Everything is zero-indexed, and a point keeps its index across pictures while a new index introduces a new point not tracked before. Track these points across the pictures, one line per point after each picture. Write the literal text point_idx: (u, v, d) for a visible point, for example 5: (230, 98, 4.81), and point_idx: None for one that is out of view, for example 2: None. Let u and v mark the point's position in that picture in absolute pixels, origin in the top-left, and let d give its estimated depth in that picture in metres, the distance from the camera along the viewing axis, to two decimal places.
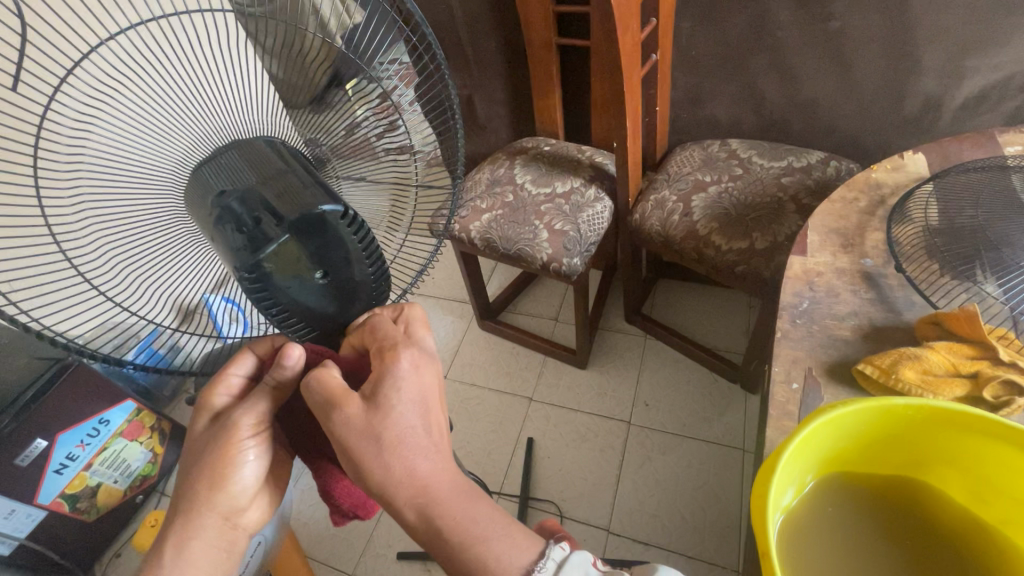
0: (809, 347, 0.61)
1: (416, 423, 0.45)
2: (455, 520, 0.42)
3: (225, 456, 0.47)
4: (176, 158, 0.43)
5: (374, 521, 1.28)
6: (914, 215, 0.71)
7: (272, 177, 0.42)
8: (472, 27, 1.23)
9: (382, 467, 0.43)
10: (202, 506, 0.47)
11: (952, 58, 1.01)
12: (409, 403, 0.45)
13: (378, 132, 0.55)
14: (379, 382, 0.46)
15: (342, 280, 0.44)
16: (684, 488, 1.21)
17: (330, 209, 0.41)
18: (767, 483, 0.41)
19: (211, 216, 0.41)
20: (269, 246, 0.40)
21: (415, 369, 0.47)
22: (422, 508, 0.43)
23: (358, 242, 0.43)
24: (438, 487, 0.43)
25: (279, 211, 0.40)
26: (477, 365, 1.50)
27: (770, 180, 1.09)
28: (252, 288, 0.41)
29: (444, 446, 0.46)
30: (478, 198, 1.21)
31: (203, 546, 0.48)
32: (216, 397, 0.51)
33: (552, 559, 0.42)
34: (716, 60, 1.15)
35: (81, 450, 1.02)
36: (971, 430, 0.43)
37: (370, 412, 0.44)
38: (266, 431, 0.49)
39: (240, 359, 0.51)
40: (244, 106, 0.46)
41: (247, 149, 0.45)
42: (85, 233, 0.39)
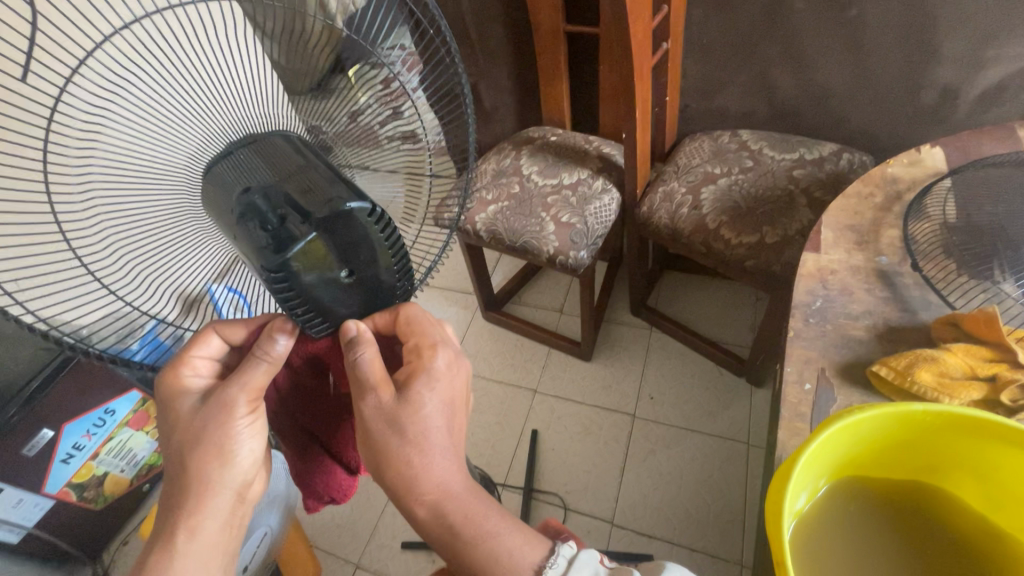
0: (822, 347, 0.61)
1: (440, 423, 0.47)
2: (467, 516, 0.44)
3: (225, 433, 0.47)
4: (187, 153, 0.42)
5: (379, 512, 1.29)
6: (931, 212, 0.70)
7: (292, 173, 0.42)
8: (479, 14, 1.21)
9: (403, 459, 0.46)
10: (214, 482, 0.46)
11: (971, 48, 0.99)
12: (436, 403, 0.48)
13: (383, 119, 0.54)
14: (414, 377, 0.48)
15: (367, 279, 0.43)
16: (688, 482, 1.21)
17: (358, 205, 0.39)
18: (781, 491, 0.41)
19: (234, 214, 0.40)
20: (295, 247, 0.38)
21: (450, 369, 0.50)
22: (436, 504, 0.45)
23: (384, 239, 0.41)
24: (452, 484, 0.46)
25: (305, 208, 0.39)
26: (481, 357, 1.50)
27: (781, 172, 1.07)
28: (278, 288, 0.39)
29: (457, 447, 0.48)
30: (483, 190, 1.20)
31: (217, 523, 0.46)
32: (183, 380, 0.50)
33: (563, 556, 0.43)
34: (728, 48, 1.12)
35: (87, 440, 1.06)
36: (989, 436, 0.43)
37: (401, 402, 0.47)
38: (261, 405, 0.49)
39: (202, 340, 0.49)
40: (256, 100, 0.45)
41: (262, 145, 0.44)
42: (96, 229, 0.38)
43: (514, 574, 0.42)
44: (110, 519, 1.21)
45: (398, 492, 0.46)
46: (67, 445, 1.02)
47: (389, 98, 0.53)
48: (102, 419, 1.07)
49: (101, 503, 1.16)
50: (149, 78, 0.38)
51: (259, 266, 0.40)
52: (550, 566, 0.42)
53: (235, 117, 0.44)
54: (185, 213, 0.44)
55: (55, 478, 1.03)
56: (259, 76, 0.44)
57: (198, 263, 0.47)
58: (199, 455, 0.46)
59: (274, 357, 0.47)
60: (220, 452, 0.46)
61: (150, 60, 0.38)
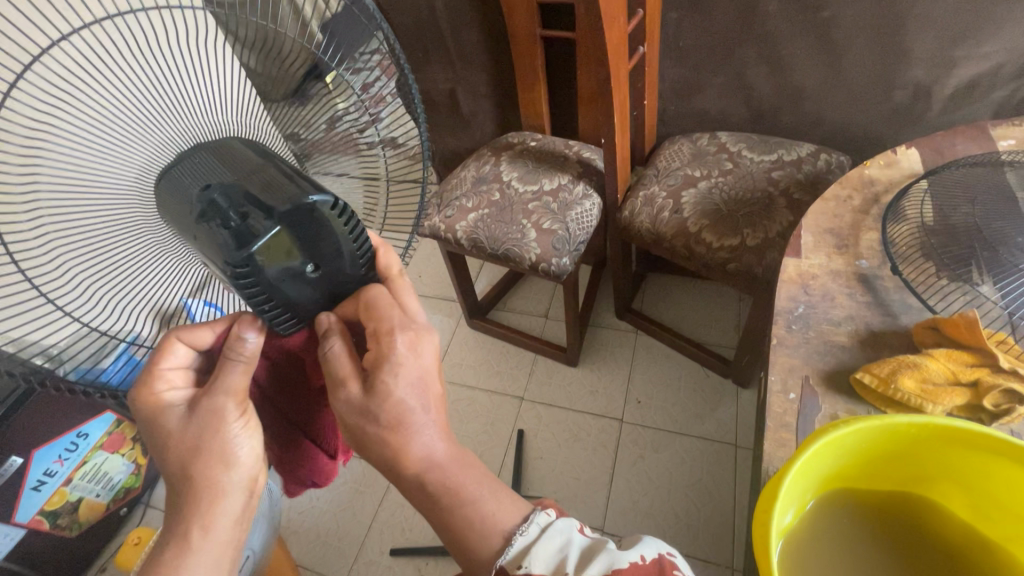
0: (805, 354, 0.60)
1: (416, 405, 0.45)
2: (450, 486, 0.45)
3: (217, 438, 0.45)
4: (139, 162, 0.39)
5: (367, 527, 1.26)
6: (908, 213, 0.70)
7: (253, 170, 0.39)
8: (453, 19, 1.19)
9: (381, 441, 0.44)
10: (222, 485, 0.45)
11: (942, 48, 1.00)
12: (409, 387, 0.45)
13: (361, 127, 0.52)
14: (378, 366, 0.45)
15: (332, 273, 0.42)
16: (678, 486, 1.21)
17: (319, 199, 0.38)
18: (768, 512, 0.40)
19: (195, 211, 0.37)
20: (258, 242, 0.36)
21: (412, 352, 0.46)
22: (421, 474, 0.45)
23: (348, 233, 0.41)
24: (436, 457, 0.45)
25: (266, 203, 0.37)
26: (467, 365, 1.48)
27: (761, 174, 1.07)
28: (242, 286, 0.37)
29: (440, 420, 0.47)
30: (463, 197, 1.18)
31: (228, 524, 0.46)
32: (159, 397, 0.46)
33: (537, 524, 0.45)
34: (704, 51, 1.12)
35: (59, 466, 1.02)
36: (977, 448, 0.42)
37: (368, 395, 0.44)
38: (251, 407, 0.47)
39: (168, 352, 0.45)
40: (212, 106, 0.42)
41: (220, 149, 0.41)
42: (46, 250, 0.35)
43: (486, 537, 0.45)
44: (90, 546, 1.16)
45: (383, 465, 0.46)
46: (38, 471, 0.99)
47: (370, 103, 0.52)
48: (75, 443, 1.04)
49: (76, 530, 1.11)
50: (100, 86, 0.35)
51: (220, 265, 0.37)
52: (522, 533, 0.44)
53: (188, 127, 0.41)
54: (143, 230, 0.41)
55: (27, 506, 0.99)
56: (213, 79, 0.41)
57: (169, 283, 0.44)
58: (200, 463, 0.45)
59: (248, 357, 0.44)
60: (219, 457, 0.45)
61: (100, 68, 0.35)
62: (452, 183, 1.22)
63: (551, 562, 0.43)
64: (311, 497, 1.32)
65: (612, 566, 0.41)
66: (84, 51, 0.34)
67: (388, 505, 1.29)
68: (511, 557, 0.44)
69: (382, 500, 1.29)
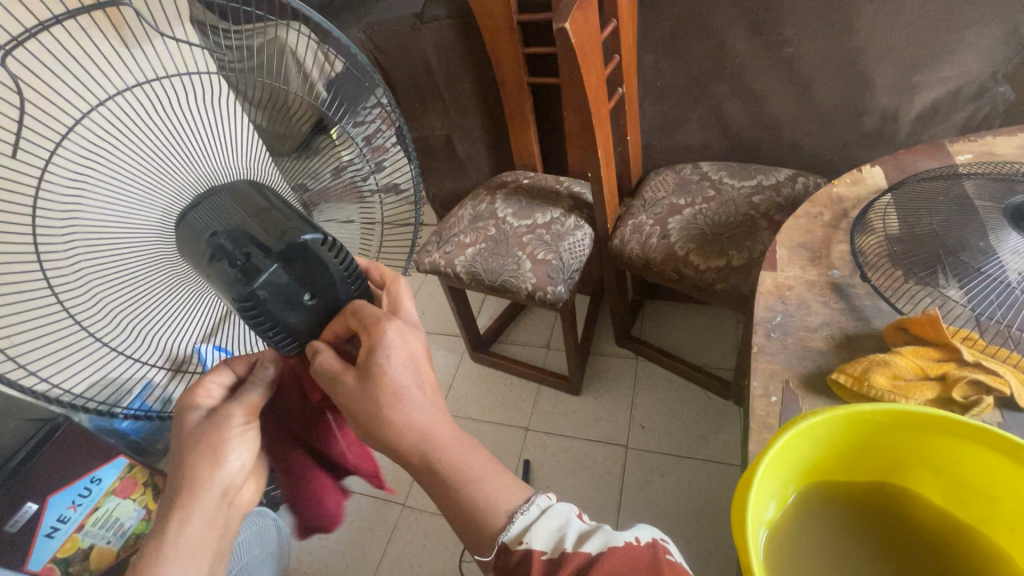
0: (785, 359, 0.63)
1: (411, 383, 0.50)
2: (452, 461, 0.49)
3: (217, 445, 0.49)
4: (160, 208, 0.43)
5: (375, 566, 1.25)
6: (875, 225, 0.74)
7: (258, 213, 0.44)
8: (447, 72, 1.28)
9: (385, 422, 0.48)
10: (203, 484, 0.48)
11: (902, 75, 1.08)
12: (402, 366, 0.50)
13: (366, 174, 0.58)
14: (372, 351, 0.49)
15: (327, 299, 0.47)
16: (686, 509, 1.20)
17: (311, 236, 0.43)
18: (744, 498, 0.42)
19: (203, 255, 0.42)
20: (260, 277, 0.42)
21: (400, 337, 0.50)
22: (424, 455, 0.49)
23: (340, 266, 0.46)
24: (436, 436, 0.49)
25: (265, 244, 0.42)
26: (472, 398, 1.50)
27: (742, 199, 1.13)
28: (249, 316, 0.43)
29: (434, 400, 0.52)
30: (461, 234, 1.24)
31: (201, 525, 0.48)
32: (196, 399, 0.51)
33: (538, 506, 0.48)
34: (681, 89, 1.20)
35: (72, 511, 1.01)
36: (943, 432, 0.45)
37: (364, 381, 0.48)
38: (255, 421, 0.51)
39: (217, 370, 0.52)
40: (226, 151, 0.47)
41: (231, 190, 0.45)
42: (77, 282, 0.39)
43: (491, 514, 0.47)
44: None
45: (389, 447, 0.50)
46: (52, 516, 0.97)
47: (372, 152, 0.58)
48: (88, 488, 1.05)
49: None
50: (127, 141, 0.40)
51: (229, 299, 0.43)
52: (523, 512, 0.47)
53: (203, 171, 0.45)
54: (161, 262, 0.45)
55: (40, 553, 0.94)
56: (225, 127, 0.46)
57: (187, 316, 0.49)
58: (195, 458, 0.49)
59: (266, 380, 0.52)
60: (210, 454, 0.48)
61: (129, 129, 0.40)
62: (450, 221, 1.28)
63: (550, 540, 0.45)
64: (320, 537, 1.32)
65: (608, 544, 0.43)
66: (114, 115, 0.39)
67: (397, 541, 1.28)
68: (512, 533, 0.45)
69: (391, 538, 1.29)
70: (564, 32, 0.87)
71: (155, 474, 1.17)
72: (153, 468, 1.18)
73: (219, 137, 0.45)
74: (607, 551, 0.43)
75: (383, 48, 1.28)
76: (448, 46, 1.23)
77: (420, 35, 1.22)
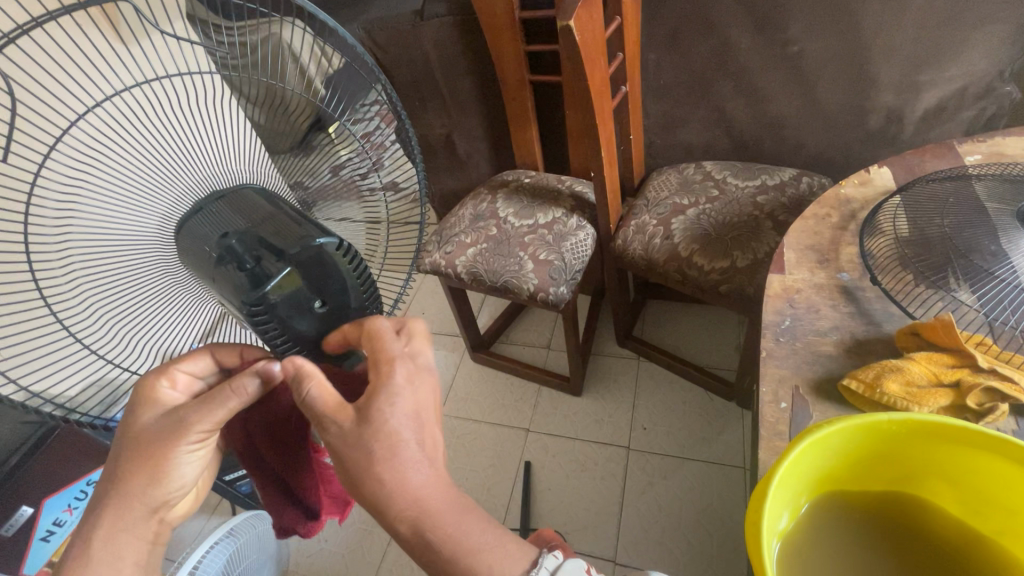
0: (794, 364, 0.62)
1: (408, 438, 0.45)
2: (446, 534, 0.43)
3: (165, 457, 0.46)
4: (159, 214, 0.42)
5: (376, 568, 1.25)
6: (884, 227, 0.73)
7: (263, 218, 0.43)
8: (448, 70, 1.27)
9: (374, 478, 0.44)
10: (137, 494, 0.46)
11: (908, 74, 1.06)
12: (400, 418, 0.45)
13: (363, 172, 0.56)
14: (373, 395, 0.45)
15: (338, 308, 0.44)
16: (688, 512, 1.20)
17: (325, 240, 0.42)
18: (760, 508, 0.41)
19: (210, 257, 0.41)
20: (269, 283, 0.40)
21: (409, 382, 0.47)
22: (416, 520, 0.44)
23: (354, 272, 0.43)
24: (429, 501, 0.44)
25: (276, 247, 0.41)
26: (473, 399, 1.49)
27: (746, 199, 1.12)
28: (258, 320, 0.41)
29: (432, 457, 0.47)
30: (462, 233, 1.23)
31: (133, 538, 0.47)
32: (157, 392, 0.45)
33: (546, 568, 0.43)
34: (684, 88, 1.19)
35: (68, 515, 0.98)
36: (960, 443, 0.44)
37: (360, 423, 0.45)
38: (212, 435, 0.47)
39: (191, 356, 0.46)
40: (226, 156, 0.45)
41: (235, 198, 0.45)
42: (72, 288, 0.38)
43: None
44: None
45: (374, 508, 0.45)
46: (46, 521, 0.94)
47: (371, 150, 0.56)
48: (83, 493, 0.99)
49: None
50: (124, 143, 0.39)
51: (238, 303, 0.41)
52: None
53: (204, 175, 0.44)
54: (160, 267, 0.44)
55: (35, 559, 0.92)
56: (226, 131, 0.45)
57: (188, 319, 0.48)
58: (136, 466, 0.46)
59: (247, 393, 0.45)
60: (157, 468, 0.46)
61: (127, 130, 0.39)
62: (451, 221, 1.27)
63: None
64: (321, 539, 1.31)
65: None
66: (111, 117, 0.38)
67: (398, 544, 1.28)
68: None
69: (392, 540, 1.28)
70: (568, 29, 0.85)
71: None
72: None
73: (220, 140, 0.45)
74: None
75: (383, 45, 1.26)
76: (448, 43, 1.22)
77: (420, 33, 1.21)
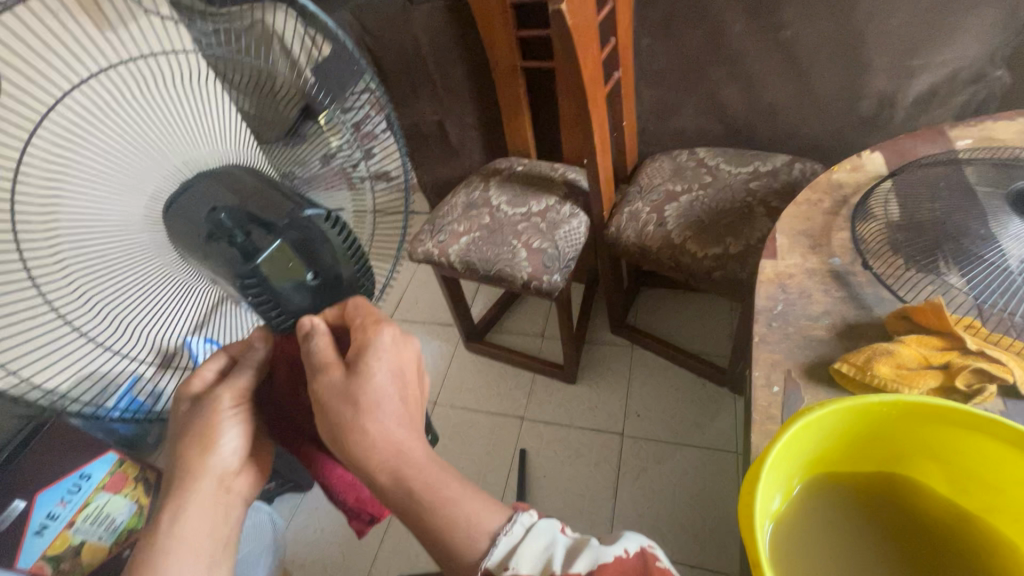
0: (787, 349, 0.62)
1: (390, 391, 0.48)
2: (428, 483, 0.46)
3: (207, 429, 0.47)
4: (147, 194, 0.41)
5: (373, 557, 1.25)
6: (875, 212, 0.73)
7: (251, 194, 0.43)
8: (438, 55, 1.25)
9: (359, 429, 0.46)
10: (197, 469, 0.48)
11: (900, 59, 1.06)
12: (386, 371, 0.48)
13: (354, 161, 0.56)
14: (361, 351, 0.47)
15: (329, 279, 0.45)
16: (682, 496, 1.21)
17: (316, 214, 0.44)
18: (753, 488, 0.41)
19: (200, 234, 0.41)
20: (258, 257, 0.41)
21: (395, 342, 0.49)
22: (394, 472, 0.46)
23: (341, 244, 0.45)
24: (410, 455, 0.47)
25: (265, 222, 0.42)
26: (467, 388, 1.49)
27: (739, 186, 1.12)
28: (254, 293, 0.43)
29: (410, 416, 0.49)
30: (455, 222, 1.22)
31: (200, 510, 0.47)
32: (185, 386, 0.49)
33: (521, 523, 0.46)
34: (677, 73, 1.18)
35: (63, 509, 0.89)
36: (953, 423, 0.44)
37: (351, 377, 0.47)
38: (246, 403, 0.50)
39: (211, 358, 0.48)
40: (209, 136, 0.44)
41: (221, 175, 0.43)
42: (61, 273, 0.36)
43: (472, 535, 0.45)
44: None
45: (354, 462, 0.47)
46: (40, 514, 0.86)
47: (361, 140, 0.56)
48: (78, 484, 0.93)
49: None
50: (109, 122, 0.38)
51: (230, 278, 0.42)
52: (506, 532, 0.45)
53: (190, 156, 0.43)
54: (152, 251, 0.42)
55: (29, 553, 0.83)
56: (212, 112, 0.45)
57: (181, 304, 0.46)
58: (187, 445, 0.48)
59: (256, 356, 0.47)
60: (202, 439, 0.47)
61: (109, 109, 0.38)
62: (444, 210, 1.26)
63: (536, 562, 0.44)
64: (316, 529, 1.31)
65: (598, 561, 0.43)
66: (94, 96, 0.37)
67: (394, 532, 1.28)
68: (495, 559, 0.44)
69: (388, 529, 1.29)
70: (560, 13, 0.84)
71: (146, 468, 1.04)
72: (145, 462, 1.05)
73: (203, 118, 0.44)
74: (598, 568, 0.42)
75: (372, 31, 1.24)
76: (438, 29, 1.20)
77: (410, 17, 1.19)
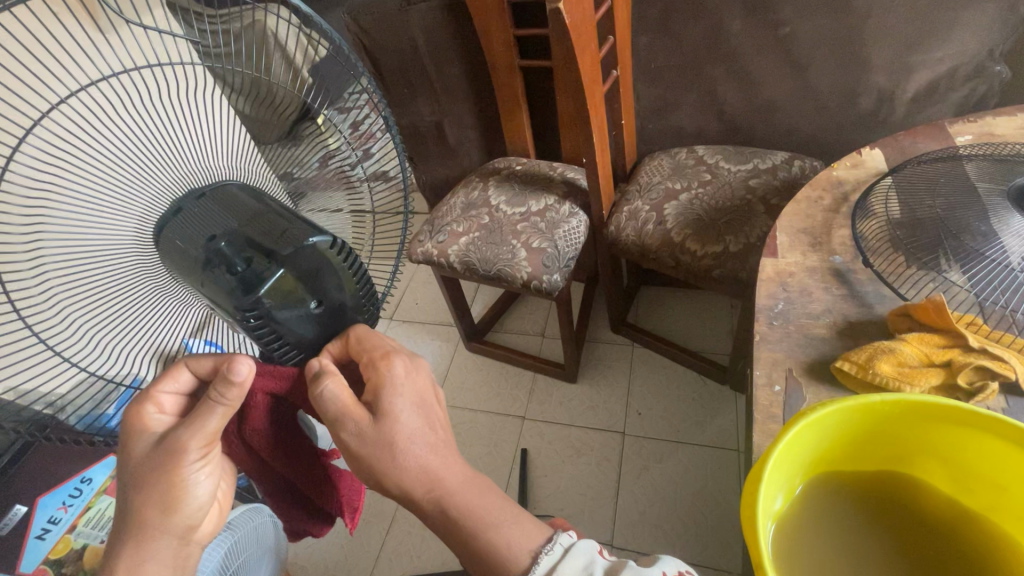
0: (787, 347, 0.62)
1: (418, 423, 0.50)
2: (470, 509, 0.47)
3: (172, 480, 0.46)
4: (139, 213, 0.40)
5: (375, 559, 1.25)
6: (876, 209, 0.73)
7: (252, 218, 0.42)
8: (436, 56, 1.24)
9: (401, 468, 0.48)
10: (156, 524, 0.47)
11: (899, 54, 1.06)
12: (409, 405, 0.49)
13: (354, 161, 0.56)
14: (379, 390, 0.49)
15: (335, 307, 0.43)
16: (684, 494, 1.21)
17: (318, 239, 0.41)
18: (755, 491, 0.40)
19: (197, 261, 0.40)
20: (260, 287, 0.39)
21: (409, 373, 0.51)
22: (439, 499, 0.48)
23: (349, 269, 0.43)
24: (448, 480, 0.48)
25: (267, 249, 0.40)
26: (468, 387, 1.49)
27: (738, 183, 1.12)
28: (253, 325, 0.40)
29: (445, 442, 0.51)
30: (454, 222, 1.22)
31: (158, 567, 0.47)
32: (148, 419, 0.47)
33: (560, 544, 0.45)
34: (675, 71, 1.18)
35: (64, 513, 0.85)
36: (957, 422, 0.44)
37: (377, 420, 0.48)
38: (212, 448, 0.48)
39: (171, 374, 0.47)
40: (206, 153, 0.43)
41: (219, 195, 0.43)
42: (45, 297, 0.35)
43: (511, 561, 0.45)
44: None
45: (400, 495, 0.50)
46: (41, 519, 0.84)
47: (359, 140, 0.56)
48: (79, 488, 0.88)
49: None
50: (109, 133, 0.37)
51: (230, 309, 0.40)
52: (546, 552, 0.45)
53: (181, 175, 0.42)
54: (142, 271, 0.42)
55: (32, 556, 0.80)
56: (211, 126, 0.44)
57: (175, 321, 0.47)
58: (144, 498, 0.46)
59: (230, 400, 0.45)
60: (165, 497, 0.46)
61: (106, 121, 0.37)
62: (443, 210, 1.26)
63: None
64: None
65: None
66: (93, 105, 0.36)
67: (396, 532, 1.28)
68: None
69: (389, 530, 1.29)
70: (558, 13, 0.84)
71: None
72: None
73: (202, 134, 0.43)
74: None
75: (369, 31, 1.24)
76: (436, 28, 1.19)
77: (407, 17, 1.18)
